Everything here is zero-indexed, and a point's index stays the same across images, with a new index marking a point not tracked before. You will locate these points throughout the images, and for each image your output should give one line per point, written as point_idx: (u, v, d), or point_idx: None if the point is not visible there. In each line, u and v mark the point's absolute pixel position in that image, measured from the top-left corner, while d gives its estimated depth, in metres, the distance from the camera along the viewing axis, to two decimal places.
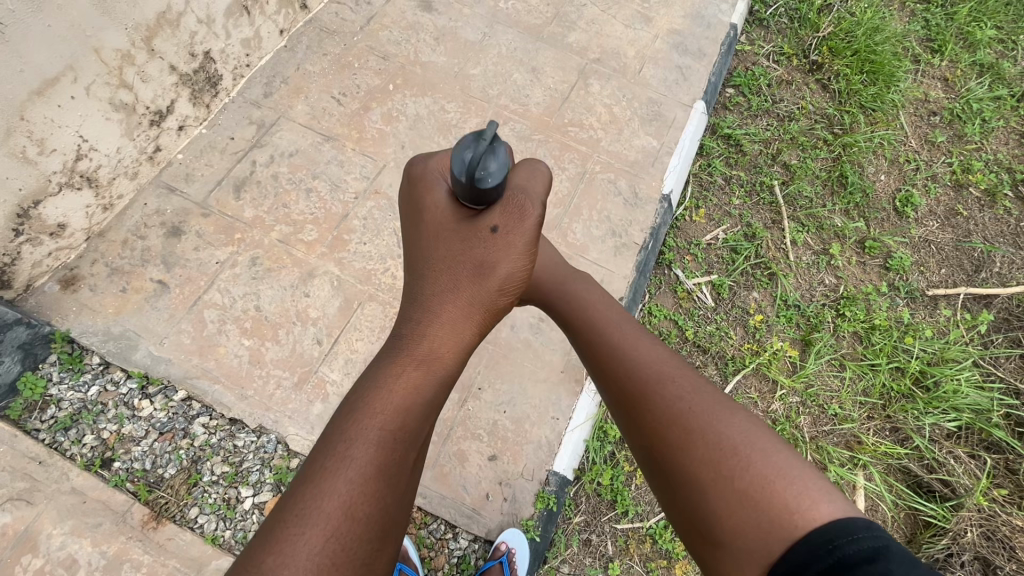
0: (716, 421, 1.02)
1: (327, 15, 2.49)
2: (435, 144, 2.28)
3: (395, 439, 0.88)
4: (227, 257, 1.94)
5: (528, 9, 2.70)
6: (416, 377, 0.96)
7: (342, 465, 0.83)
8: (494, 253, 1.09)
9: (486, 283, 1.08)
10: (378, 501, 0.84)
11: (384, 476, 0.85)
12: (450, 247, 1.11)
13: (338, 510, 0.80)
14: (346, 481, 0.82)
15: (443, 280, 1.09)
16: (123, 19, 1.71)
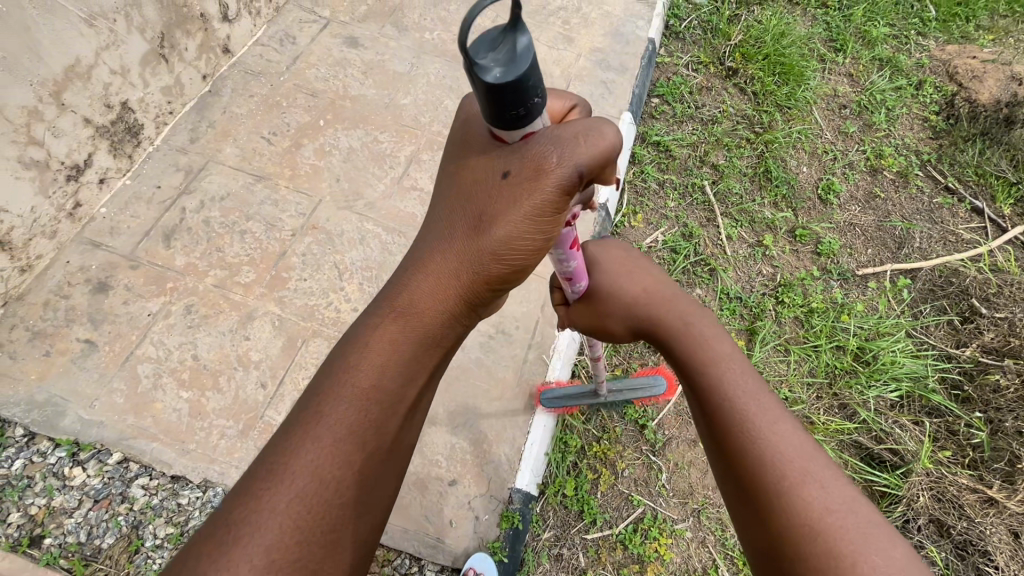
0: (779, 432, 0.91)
1: (251, 57, 2.49)
2: (371, 174, 2.28)
3: (372, 394, 0.89)
4: (159, 307, 1.88)
5: (454, 39, 2.78)
6: (398, 331, 0.94)
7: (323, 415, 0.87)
8: (499, 211, 0.91)
9: (484, 244, 0.93)
10: (355, 451, 0.87)
11: (353, 440, 0.87)
12: (461, 188, 0.96)
13: (314, 464, 0.84)
14: (335, 428, 0.86)
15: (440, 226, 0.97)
16: (27, 76, 1.71)
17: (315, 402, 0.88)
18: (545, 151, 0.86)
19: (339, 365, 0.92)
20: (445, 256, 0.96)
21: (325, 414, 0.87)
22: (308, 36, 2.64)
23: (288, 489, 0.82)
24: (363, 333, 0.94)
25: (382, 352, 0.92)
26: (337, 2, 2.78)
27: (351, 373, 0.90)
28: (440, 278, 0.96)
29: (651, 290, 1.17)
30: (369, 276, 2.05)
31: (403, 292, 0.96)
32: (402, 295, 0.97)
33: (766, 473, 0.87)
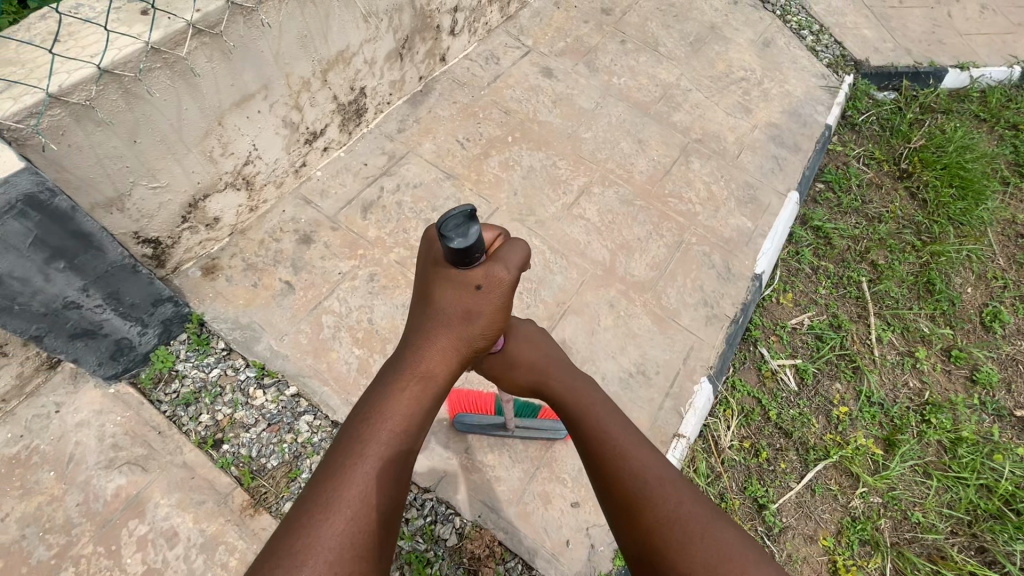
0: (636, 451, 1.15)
1: (460, 69, 2.75)
2: (545, 195, 2.43)
3: (400, 439, 1.02)
4: (349, 269, 2.09)
5: (639, 87, 2.92)
6: (419, 392, 1.08)
7: (359, 459, 0.97)
8: (482, 304, 1.12)
9: (473, 327, 1.14)
10: (386, 493, 0.97)
11: (385, 477, 0.98)
12: (443, 295, 1.13)
13: (359, 501, 0.94)
14: (370, 470, 0.97)
15: (445, 315, 1.13)
16: (314, 54, 1.92)
17: (355, 445, 0.99)
18: (495, 264, 1.12)
19: (368, 415, 1.04)
20: (447, 338, 1.13)
21: (364, 455, 0.98)
22: (510, 59, 2.88)
23: (330, 527, 0.90)
24: (389, 392, 1.07)
25: (405, 406, 1.05)
26: (540, 35, 3.02)
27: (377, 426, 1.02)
28: (447, 351, 1.13)
29: (550, 350, 1.36)
30: (528, 287, 2.17)
31: (419, 362, 1.11)
32: (422, 362, 1.11)
33: (636, 488, 1.09)
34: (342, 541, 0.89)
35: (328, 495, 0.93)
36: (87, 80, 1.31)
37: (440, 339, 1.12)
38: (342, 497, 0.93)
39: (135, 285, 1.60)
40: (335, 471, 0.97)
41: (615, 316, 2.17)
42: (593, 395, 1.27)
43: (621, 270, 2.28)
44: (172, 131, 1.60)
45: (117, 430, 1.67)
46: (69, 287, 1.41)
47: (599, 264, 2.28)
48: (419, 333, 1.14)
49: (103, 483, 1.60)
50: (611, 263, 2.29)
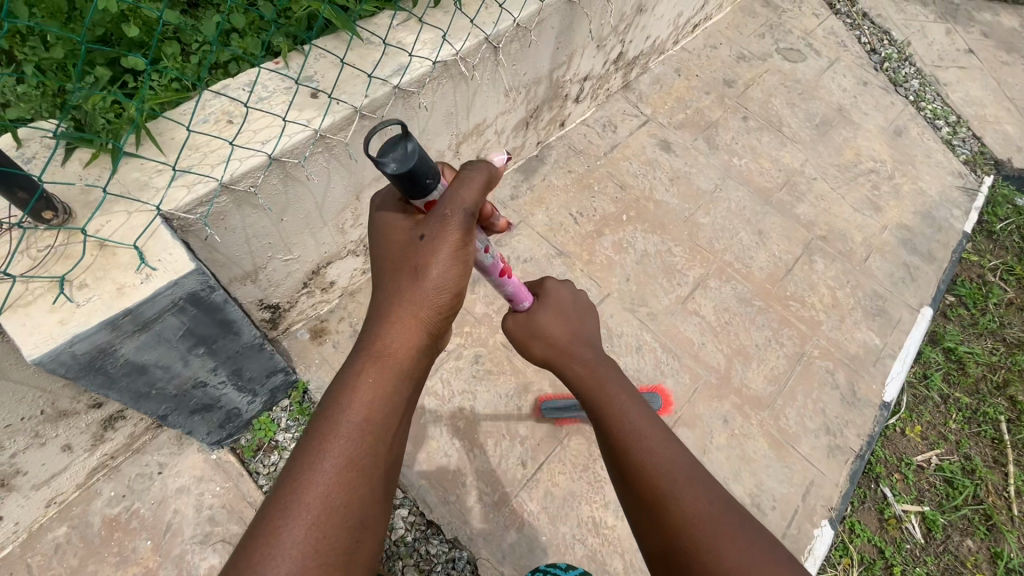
0: (652, 441, 1.03)
1: (577, 135, 2.66)
2: (658, 284, 2.29)
3: (366, 423, 0.91)
4: (454, 347, 1.99)
5: (761, 171, 2.75)
6: (380, 372, 0.96)
7: (320, 448, 0.87)
8: (432, 256, 1.00)
9: (433, 288, 1.01)
10: (357, 485, 0.87)
11: (355, 468, 0.87)
12: (399, 258, 1.04)
13: (327, 495, 0.83)
14: (335, 460, 0.86)
15: (402, 285, 1.01)
16: (454, 127, 1.85)
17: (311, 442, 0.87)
18: (444, 214, 0.97)
19: (329, 404, 0.92)
20: (406, 306, 1.01)
21: (323, 450, 0.86)
22: (628, 128, 2.76)
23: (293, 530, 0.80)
24: (348, 379, 0.94)
25: (370, 391, 0.94)
26: (659, 104, 2.90)
27: (337, 411, 0.90)
28: (408, 325, 1.01)
29: (563, 316, 1.25)
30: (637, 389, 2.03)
31: (381, 339, 0.99)
32: (380, 340, 0.99)
33: (655, 476, 0.99)
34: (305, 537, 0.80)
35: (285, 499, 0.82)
36: (257, 167, 1.27)
37: (401, 310, 1.00)
38: (301, 493, 0.83)
39: (257, 361, 1.54)
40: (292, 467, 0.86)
41: (729, 434, 2.00)
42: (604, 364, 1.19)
43: (737, 380, 2.11)
44: (314, 208, 1.55)
45: (214, 502, 1.62)
46: (202, 369, 1.36)
47: (714, 371, 2.12)
48: (379, 309, 1.03)
49: (197, 561, 1.55)
50: (726, 371, 2.13)
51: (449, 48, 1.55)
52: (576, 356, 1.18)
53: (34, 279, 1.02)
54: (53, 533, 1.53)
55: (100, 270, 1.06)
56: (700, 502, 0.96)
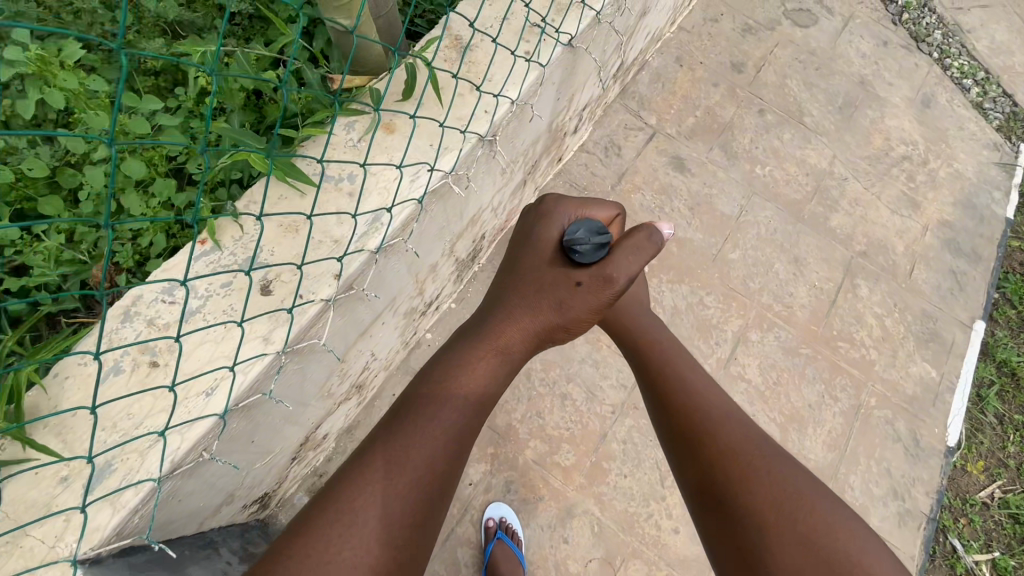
0: (730, 427, 1.12)
1: (577, 167, 2.26)
2: (694, 348, 2.02)
3: (469, 414, 1.02)
4: (481, 476, 1.73)
5: (787, 179, 2.41)
6: (496, 365, 1.09)
7: (425, 428, 0.98)
8: (575, 298, 1.07)
9: (570, 311, 1.08)
10: (447, 466, 0.97)
11: (451, 449, 0.98)
12: (538, 278, 1.12)
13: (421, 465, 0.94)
14: (439, 434, 0.97)
15: (529, 298, 1.11)
16: (449, 234, 1.44)
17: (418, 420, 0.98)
18: (608, 265, 1.03)
19: (436, 382, 1.05)
20: (527, 315, 1.11)
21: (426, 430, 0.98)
22: (634, 147, 2.36)
23: (371, 500, 0.89)
24: (460, 366, 1.07)
25: (475, 383, 1.06)
26: (664, 107, 2.48)
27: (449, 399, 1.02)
28: (527, 338, 1.11)
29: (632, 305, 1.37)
30: None
31: (501, 342, 1.10)
32: (496, 335, 1.11)
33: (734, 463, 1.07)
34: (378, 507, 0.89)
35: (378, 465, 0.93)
36: (209, 431, 0.92)
37: (525, 315, 1.11)
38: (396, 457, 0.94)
39: None
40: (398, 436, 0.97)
41: None
42: (678, 365, 1.26)
43: (794, 453, 1.91)
44: (293, 405, 1.18)
45: None
46: None
47: None
48: (502, 313, 1.13)
49: None
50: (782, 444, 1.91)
51: (436, 171, 1.14)
52: (639, 324, 1.34)
53: None
54: None
55: None
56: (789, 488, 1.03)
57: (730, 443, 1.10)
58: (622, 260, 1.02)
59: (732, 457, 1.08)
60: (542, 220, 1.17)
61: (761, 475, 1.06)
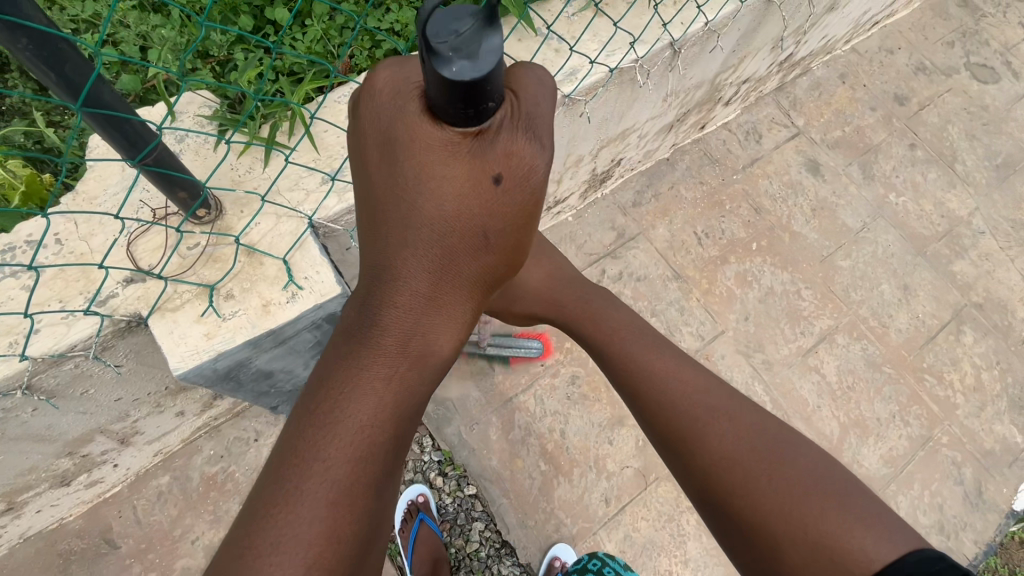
0: (764, 449, 0.93)
1: (716, 140, 2.37)
2: (779, 330, 2.08)
3: (368, 450, 0.74)
4: (552, 362, 1.88)
5: (920, 214, 2.39)
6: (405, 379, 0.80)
7: (306, 487, 0.70)
8: (493, 236, 0.76)
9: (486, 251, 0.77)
10: (362, 518, 0.71)
11: (357, 494, 0.72)
12: (434, 239, 0.76)
13: (309, 530, 0.67)
14: (324, 490, 0.70)
15: (436, 240, 0.76)
16: (605, 131, 1.63)
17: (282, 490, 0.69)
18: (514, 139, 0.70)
19: (312, 422, 0.74)
20: (444, 308, 0.82)
21: (305, 496, 0.69)
22: (775, 139, 2.43)
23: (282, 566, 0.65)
24: (341, 396, 0.76)
25: (373, 410, 0.76)
26: (815, 114, 2.53)
27: (339, 420, 0.74)
28: (446, 318, 0.83)
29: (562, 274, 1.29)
30: None
31: (395, 336, 0.80)
32: (396, 340, 0.80)
33: (772, 507, 0.86)
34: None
35: (280, 529, 0.67)
36: None
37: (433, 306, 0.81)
38: (305, 506, 0.68)
39: None
40: (260, 510, 0.69)
41: None
42: (626, 328, 1.17)
43: (849, 454, 1.94)
44: None
45: None
46: None
47: (825, 440, 1.94)
48: (389, 296, 0.80)
49: None
50: (838, 442, 1.95)
51: (632, 54, 1.32)
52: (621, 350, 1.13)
53: (183, 282, 0.97)
54: (157, 480, 1.58)
55: (247, 281, 0.99)
56: (830, 501, 0.85)
57: (694, 402, 1.00)
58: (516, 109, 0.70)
59: (713, 425, 0.96)
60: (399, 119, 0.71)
61: (746, 442, 0.94)
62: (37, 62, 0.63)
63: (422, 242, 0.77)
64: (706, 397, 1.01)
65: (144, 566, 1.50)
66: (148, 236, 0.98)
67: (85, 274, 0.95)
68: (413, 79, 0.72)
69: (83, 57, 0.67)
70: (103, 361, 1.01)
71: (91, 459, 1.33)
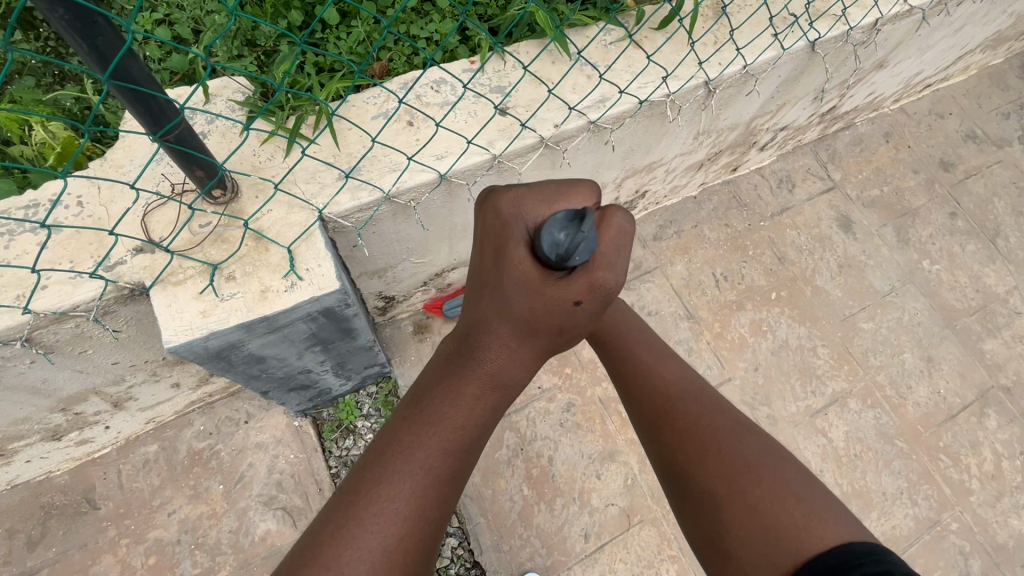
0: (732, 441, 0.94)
1: (746, 184, 2.33)
2: (789, 386, 2.01)
3: (454, 458, 0.85)
4: (549, 386, 1.85)
5: (953, 285, 2.30)
6: (487, 402, 0.90)
7: (401, 473, 0.81)
8: (576, 324, 0.86)
9: (568, 330, 0.87)
10: (441, 509, 0.83)
11: (437, 489, 0.83)
12: (520, 306, 0.84)
13: (398, 508, 0.78)
14: (411, 478, 0.81)
15: (523, 298, 0.83)
16: (630, 162, 1.63)
17: (378, 469, 0.81)
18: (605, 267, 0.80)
19: (415, 424, 0.86)
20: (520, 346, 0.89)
21: (397, 480, 0.80)
22: (808, 191, 2.38)
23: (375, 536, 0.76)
24: (437, 407, 0.88)
25: (459, 425, 0.87)
26: (853, 169, 2.47)
27: (435, 426, 0.85)
28: (521, 361, 0.91)
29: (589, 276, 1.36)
30: None
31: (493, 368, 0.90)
32: (481, 368, 0.90)
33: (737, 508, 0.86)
34: (390, 546, 0.76)
35: (377, 502, 0.78)
36: (425, 184, 1.16)
37: (512, 352, 0.89)
38: (396, 490, 0.80)
39: (362, 357, 1.46)
40: (363, 483, 0.81)
41: None
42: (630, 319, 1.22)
43: None
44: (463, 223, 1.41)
45: (285, 469, 1.63)
46: (312, 361, 1.32)
47: None
48: (484, 331, 0.89)
49: (257, 520, 1.57)
50: None
51: (663, 87, 1.32)
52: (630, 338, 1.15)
53: (189, 258, 0.98)
54: (144, 448, 1.60)
55: (250, 265, 1.01)
56: (789, 498, 0.85)
57: (693, 409, 1.00)
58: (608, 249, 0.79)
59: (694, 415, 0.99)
60: (506, 227, 0.82)
61: (689, 402, 1.01)
62: (71, 31, 0.66)
63: (520, 305, 0.84)
64: (694, 397, 1.03)
65: (119, 531, 1.51)
66: (163, 211, 1.01)
67: (99, 239, 0.99)
68: (534, 200, 0.82)
69: (115, 32, 0.70)
70: (103, 324, 1.03)
71: (82, 418, 1.36)
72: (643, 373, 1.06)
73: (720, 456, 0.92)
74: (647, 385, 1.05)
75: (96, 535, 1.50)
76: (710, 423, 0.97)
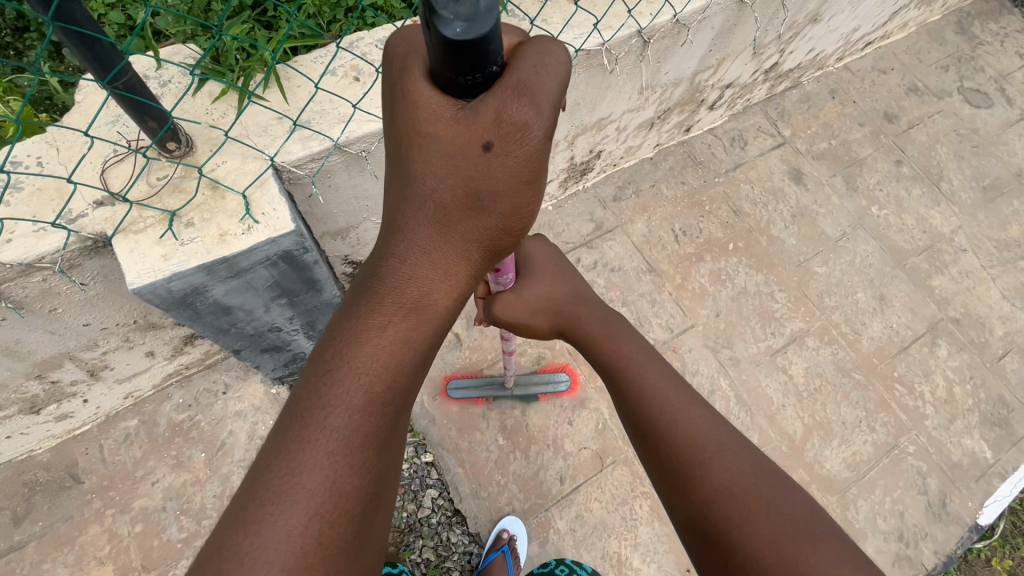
0: (749, 473, 0.85)
1: (700, 144, 2.43)
2: (749, 329, 2.10)
3: (377, 402, 0.71)
4: (520, 341, 1.91)
5: (901, 228, 2.41)
6: (404, 324, 0.74)
7: (317, 433, 0.67)
8: (494, 179, 0.70)
9: (486, 190, 0.70)
10: (370, 470, 0.69)
11: (363, 445, 0.69)
12: (437, 177, 0.71)
13: (320, 475, 0.65)
14: (327, 440, 0.67)
15: (444, 168, 0.71)
16: (578, 118, 1.71)
17: (289, 431, 0.67)
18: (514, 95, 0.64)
19: (325, 366, 0.71)
20: (438, 242, 0.75)
21: (315, 443, 0.66)
22: (759, 147, 2.48)
23: (282, 520, 0.63)
24: (347, 343, 0.72)
25: (376, 359, 0.72)
26: (802, 125, 2.58)
27: (348, 370, 0.70)
28: (443, 262, 0.76)
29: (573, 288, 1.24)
30: None
31: (405, 284, 0.74)
32: (393, 281, 0.75)
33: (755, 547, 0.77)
34: (308, 524, 0.64)
35: (287, 474, 0.65)
36: (373, 133, 1.22)
37: (428, 249, 0.75)
38: (312, 455, 0.66)
39: (330, 316, 1.52)
40: (274, 451, 0.67)
41: None
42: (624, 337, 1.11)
43: (811, 454, 1.93)
44: None
45: (265, 434, 1.67)
46: (279, 317, 1.37)
47: (787, 439, 1.94)
48: (398, 232, 0.76)
49: None
50: (801, 443, 1.94)
51: (596, 37, 1.40)
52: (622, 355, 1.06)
53: (148, 208, 1.04)
54: (125, 423, 1.64)
55: (207, 212, 1.07)
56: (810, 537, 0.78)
57: (701, 438, 0.89)
58: (528, 73, 0.64)
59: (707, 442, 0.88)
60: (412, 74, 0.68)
61: (700, 434, 0.90)
62: None
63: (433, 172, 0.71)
64: (702, 427, 0.91)
65: (105, 502, 1.55)
66: (121, 166, 1.06)
67: (60, 195, 1.04)
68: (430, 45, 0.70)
69: None
70: (69, 277, 1.08)
71: (60, 388, 1.40)
72: (649, 401, 0.96)
73: (735, 485, 0.83)
74: (657, 412, 0.94)
75: (81, 508, 1.54)
76: (720, 452, 0.87)
